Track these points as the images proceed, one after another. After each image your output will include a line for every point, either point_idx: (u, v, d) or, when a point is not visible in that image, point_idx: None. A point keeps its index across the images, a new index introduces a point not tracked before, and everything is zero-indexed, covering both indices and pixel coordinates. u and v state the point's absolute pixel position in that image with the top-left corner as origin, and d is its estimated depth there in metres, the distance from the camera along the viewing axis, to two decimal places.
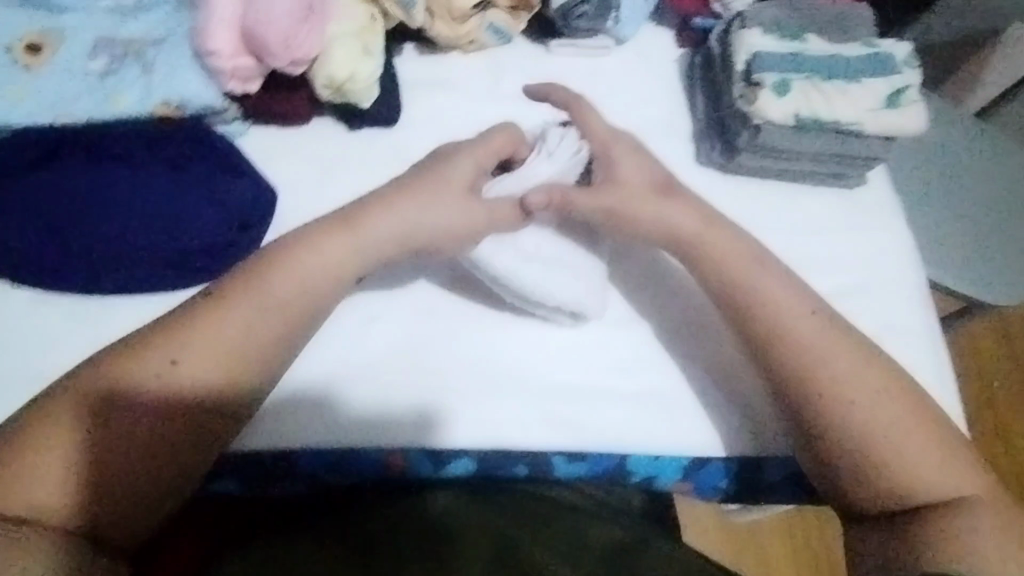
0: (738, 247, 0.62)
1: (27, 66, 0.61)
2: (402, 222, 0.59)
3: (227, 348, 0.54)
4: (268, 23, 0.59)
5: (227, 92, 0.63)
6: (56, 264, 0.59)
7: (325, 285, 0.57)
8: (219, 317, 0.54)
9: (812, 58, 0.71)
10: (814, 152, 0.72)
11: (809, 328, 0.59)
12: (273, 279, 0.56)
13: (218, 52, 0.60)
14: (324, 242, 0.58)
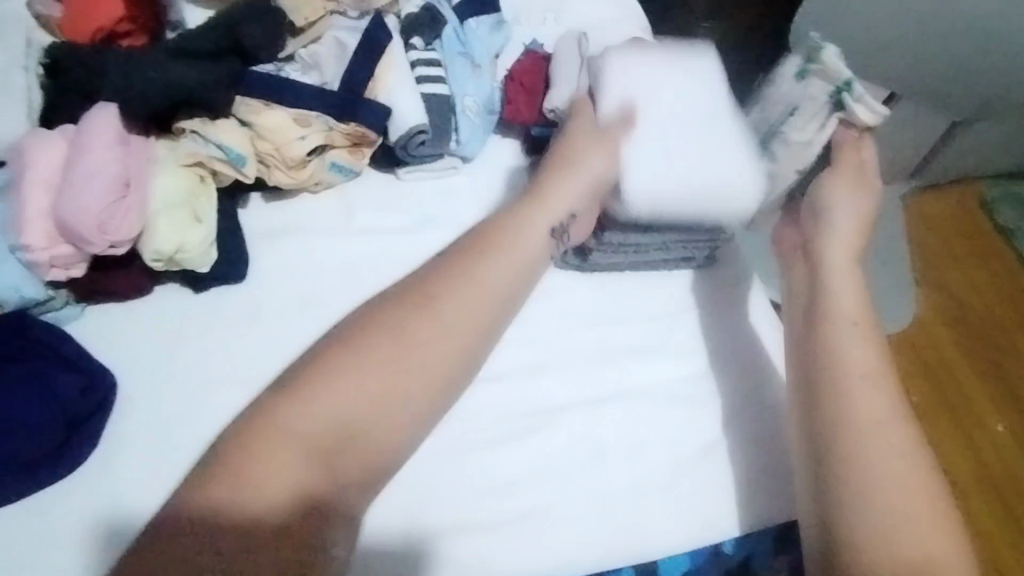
0: (858, 310, 0.63)
1: None
2: (512, 239, 0.64)
3: (356, 381, 0.54)
4: (79, 210, 0.58)
5: (49, 281, 0.61)
6: None
7: (455, 345, 0.58)
8: (355, 372, 0.54)
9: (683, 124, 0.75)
10: (661, 242, 0.75)
11: (872, 401, 0.58)
12: (415, 351, 0.57)
13: (32, 245, 0.58)
14: (420, 312, 0.58)
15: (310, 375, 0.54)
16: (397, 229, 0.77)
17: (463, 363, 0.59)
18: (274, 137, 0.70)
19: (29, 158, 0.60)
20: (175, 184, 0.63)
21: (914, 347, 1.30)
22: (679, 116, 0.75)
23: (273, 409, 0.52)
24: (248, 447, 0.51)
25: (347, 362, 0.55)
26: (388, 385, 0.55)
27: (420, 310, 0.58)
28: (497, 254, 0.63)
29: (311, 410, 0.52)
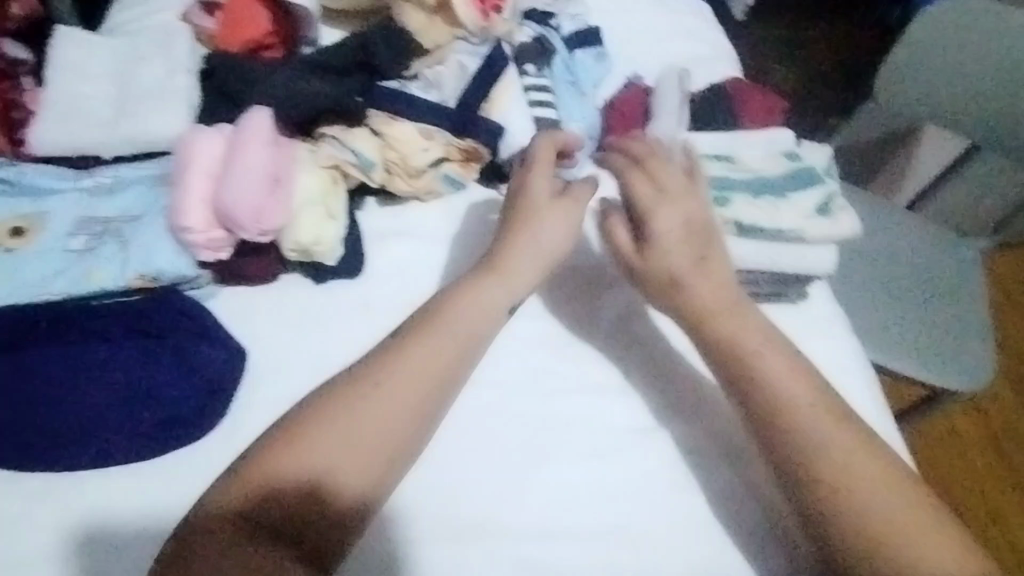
0: (748, 332, 0.61)
1: (8, 248, 0.66)
2: (526, 268, 0.63)
3: (328, 425, 0.53)
4: (237, 203, 0.64)
5: (199, 261, 0.67)
6: (34, 445, 0.60)
7: (421, 381, 0.57)
8: (336, 414, 0.54)
9: (740, 178, 0.75)
10: (756, 279, 0.75)
11: (842, 435, 0.56)
12: (386, 389, 0.55)
13: (191, 227, 0.65)
14: (410, 350, 0.57)
15: (309, 414, 0.54)
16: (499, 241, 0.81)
17: (439, 389, 0.57)
18: (402, 148, 0.76)
19: (193, 153, 0.67)
20: (316, 184, 0.70)
21: (985, 409, 1.29)
22: (753, 174, 0.76)
23: (291, 432, 0.53)
24: (256, 491, 0.50)
25: (319, 419, 0.53)
26: (366, 446, 0.54)
27: (377, 355, 0.57)
28: (490, 295, 0.62)
29: (287, 459, 0.51)
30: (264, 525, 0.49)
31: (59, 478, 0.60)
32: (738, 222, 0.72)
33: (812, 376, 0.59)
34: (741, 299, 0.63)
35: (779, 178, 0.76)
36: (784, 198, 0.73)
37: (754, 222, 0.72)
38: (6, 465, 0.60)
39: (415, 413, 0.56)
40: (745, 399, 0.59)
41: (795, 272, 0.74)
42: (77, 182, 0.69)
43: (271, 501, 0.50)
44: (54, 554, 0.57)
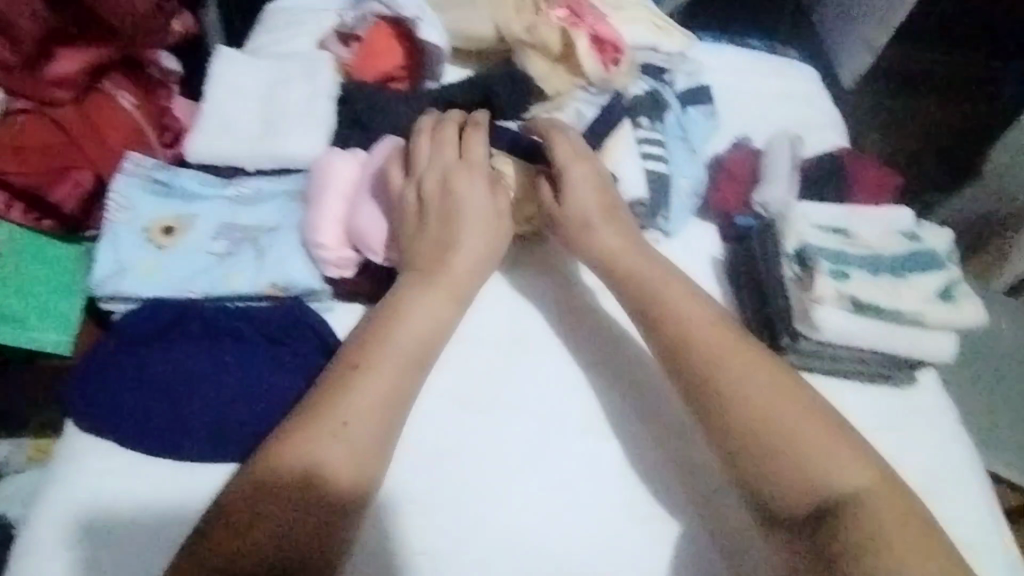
0: (697, 325, 0.63)
1: (159, 245, 0.72)
2: (451, 282, 0.66)
3: (346, 398, 0.58)
4: (369, 228, 0.70)
5: (326, 277, 0.72)
6: (163, 427, 0.64)
7: (400, 369, 0.61)
8: (330, 423, 0.57)
9: (859, 255, 0.75)
10: (865, 356, 0.75)
11: (795, 416, 0.57)
12: (354, 393, 0.59)
13: (325, 245, 0.70)
14: (374, 354, 0.61)
15: (294, 424, 0.57)
16: None
17: (418, 374, 0.63)
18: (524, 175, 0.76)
19: (331, 175, 0.72)
20: None
21: None
22: (871, 251, 0.76)
23: (278, 439, 0.56)
24: (272, 467, 0.55)
25: (328, 391, 0.59)
26: (377, 410, 0.59)
27: (347, 371, 0.60)
28: (449, 296, 0.66)
29: (294, 435, 0.56)
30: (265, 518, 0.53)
31: (178, 461, 0.64)
32: (854, 297, 0.72)
33: (709, 368, 0.60)
34: (703, 335, 0.62)
35: (899, 258, 0.76)
36: (904, 279, 0.74)
37: (872, 301, 0.72)
38: (135, 442, 0.64)
39: (386, 410, 0.59)
40: (692, 391, 0.60)
41: (909, 355, 0.74)
42: (224, 190, 0.76)
43: (290, 472, 0.54)
44: (169, 533, 0.61)
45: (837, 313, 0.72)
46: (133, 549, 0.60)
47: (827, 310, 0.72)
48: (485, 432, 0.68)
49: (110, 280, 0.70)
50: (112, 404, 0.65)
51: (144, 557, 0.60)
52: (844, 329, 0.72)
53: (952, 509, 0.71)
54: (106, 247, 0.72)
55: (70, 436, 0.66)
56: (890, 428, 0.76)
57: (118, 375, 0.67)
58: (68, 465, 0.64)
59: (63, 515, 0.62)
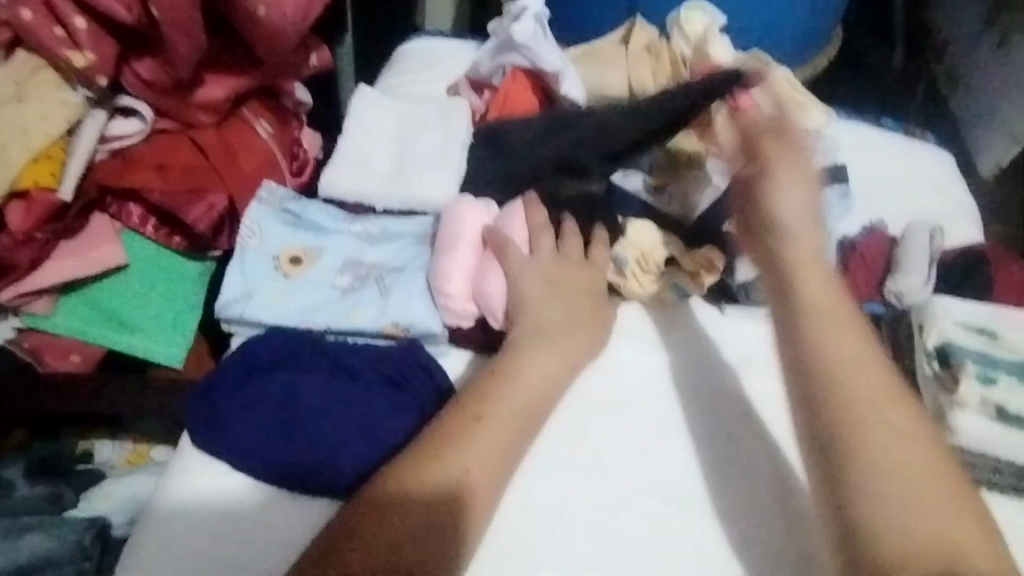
0: (898, 440, 0.55)
1: (286, 274, 0.73)
2: (571, 342, 0.65)
3: (460, 447, 0.56)
4: (499, 286, 0.67)
5: (445, 324, 0.70)
6: (273, 460, 0.62)
7: (518, 429, 0.59)
8: (432, 472, 0.54)
9: (1009, 360, 0.69)
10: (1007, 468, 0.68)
11: (883, 427, 0.56)
12: (467, 445, 0.56)
13: (451, 295, 0.69)
14: (490, 404, 0.59)
15: (399, 469, 0.55)
16: None
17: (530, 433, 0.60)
18: (647, 245, 0.75)
19: (461, 225, 0.71)
20: None
21: None
22: None
23: (384, 482, 0.54)
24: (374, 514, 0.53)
25: (440, 438, 0.56)
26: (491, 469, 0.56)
27: (463, 418, 0.57)
28: (569, 359, 0.64)
29: (397, 482, 0.54)
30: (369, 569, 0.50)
31: (282, 493, 0.63)
32: (999, 407, 0.67)
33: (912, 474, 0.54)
34: (842, 364, 0.59)
35: None
36: None
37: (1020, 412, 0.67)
38: (245, 468, 0.63)
39: (498, 467, 0.57)
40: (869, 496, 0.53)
41: None
42: (352, 226, 0.76)
43: (380, 519, 0.52)
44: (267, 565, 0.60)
45: (980, 422, 0.66)
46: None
47: (969, 416, 0.66)
48: (586, 492, 0.64)
49: (236, 303, 0.71)
50: (225, 425, 0.64)
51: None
52: (985, 439, 0.66)
53: None
54: (234, 270, 0.73)
55: (180, 452, 0.66)
56: None
57: (232, 400, 0.65)
58: (174, 482, 0.64)
59: (170, 532, 0.61)
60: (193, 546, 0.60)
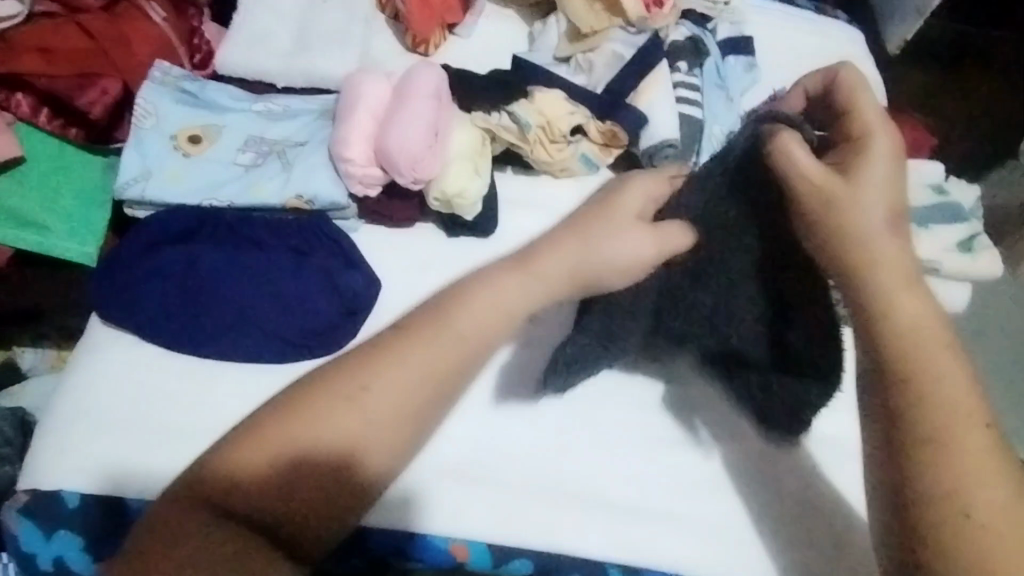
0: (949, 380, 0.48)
1: (186, 154, 0.72)
2: (534, 280, 0.56)
3: (395, 367, 0.50)
4: (401, 149, 0.68)
5: (351, 194, 0.71)
6: (185, 326, 0.66)
7: (432, 375, 0.51)
8: (332, 413, 0.48)
9: None
10: None
11: (988, 438, 0.46)
12: (379, 380, 0.49)
13: (353, 160, 0.69)
14: (421, 326, 0.52)
15: (291, 404, 0.48)
16: None
17: (449, 393, 0.52)
18: (551, 113, 0.77)
19: (358, 95, 0.71)
20: (469, 139, 0.73)
21: None
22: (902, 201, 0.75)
23: (279, 425, 0.47)
24: (276, 435, 0.47)
25: (372, 361, 0.50)
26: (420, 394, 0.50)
27: (382, 347, 0.51)
28: (547, 296, 0.57)
29: (315, 409, 0.48)
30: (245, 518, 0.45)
31: (196, 360, 0.66)
32: None
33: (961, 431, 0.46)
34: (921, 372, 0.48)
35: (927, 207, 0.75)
36: (927, 228, 0.73)
37: None
38: (157, 339, 0.66)
39: (418, 396, 0.50)
40: (905, 436, 0.47)
41: None
42: (253, 104, 0.75)
43: (280, 443, 0.47)
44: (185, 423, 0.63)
45: None
46: (149, 432, 0.63)
47: None
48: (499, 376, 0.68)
49: (135, 184, 0.70)
50: (135, 302, 0.67)
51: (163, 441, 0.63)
52: None
53: None
54: (131, 152, 0.71)
55: (93, 329, 0.68)
56: None
57: (140, 273, 0.68)
58: (92, 358, 0.67)
59: (84, 398, 0.65)
60: (113, 410, 0.64)
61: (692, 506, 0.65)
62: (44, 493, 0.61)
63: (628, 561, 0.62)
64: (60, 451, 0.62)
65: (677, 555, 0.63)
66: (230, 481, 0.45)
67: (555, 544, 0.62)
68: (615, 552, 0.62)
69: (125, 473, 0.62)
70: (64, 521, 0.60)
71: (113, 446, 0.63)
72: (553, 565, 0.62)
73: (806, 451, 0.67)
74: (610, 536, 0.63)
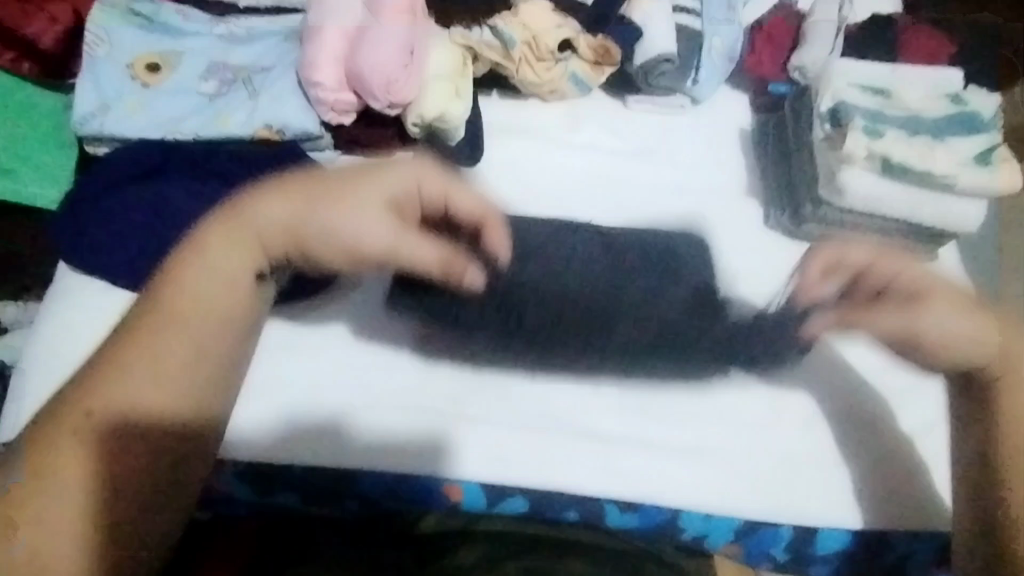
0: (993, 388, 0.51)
1: (144, 83, 0.67)
2: (340, 184, 0.52)
3: (199, 290, 0.48)
4: (373, 70, 0.63)
5: (324, 122, 0.67)
6: (153, 268, 0.62)
7: (240, 261, 0.49)
8: (127, 330, 0.47)
9: (895, 115, 0.69)
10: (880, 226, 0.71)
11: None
12: (164, 286, 0.48)
13: (323, 84, 0.65)
14: (184, 257, 0.49)
15: (127, 321, 0.48)
16: (616, 153, 0.76)
17: (254, 261, 0.50)
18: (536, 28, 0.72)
19: (326, 14, 0.66)
20: (447, 58, 0.68)
21: None
22: (916, 116, 0.69)
23: (123, 344, 0.46)
24: (90, 391, 0.45)
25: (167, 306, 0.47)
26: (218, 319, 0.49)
27: (162, 288, 0.48)
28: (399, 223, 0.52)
29: (136, 366, 0.45)
30: (115, 476, 0.44)
31: None
32: (882, 169, 0.67)
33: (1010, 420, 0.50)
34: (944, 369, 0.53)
35: (943, 118, 0.70)
36: (941, 140, 0.68)
37: (904, 166, 0.66)
38: (125, 283, 0.63)
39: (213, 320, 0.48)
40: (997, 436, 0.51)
41: (931, 227, 0.69)
42: (214, 28, 0.70)
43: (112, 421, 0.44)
44: None
45: (864, 184, 0.67)
46: None
47: (852, 176, 0.67)
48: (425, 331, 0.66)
49: (92, 118, 0.65)
50: (100, 243, 0.63)
51: None
52: (864, 201, 0.68)
53: None
54: (85, 83, 0.66)
55: (59, 275, 0.65)
56: None
57: (101, 215, 0.64)
58: (59, 304, 0.63)
59: (56, 347, 0.62)
60: (85, 359, 0.61)
61: (682, 438, 0.64)
62: None
63: (624, 497, 0.61)
64: (33, 403, 0.60)
65: (672, 491, 0.62)
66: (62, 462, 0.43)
67: (551, 483, 0.62)
68: (612, 491, 0.62)
69: None
70: None
71: None
72: (549, 502, 0.61)
73: (802, 381, 0.66)
74: (602, 472, 0.62)
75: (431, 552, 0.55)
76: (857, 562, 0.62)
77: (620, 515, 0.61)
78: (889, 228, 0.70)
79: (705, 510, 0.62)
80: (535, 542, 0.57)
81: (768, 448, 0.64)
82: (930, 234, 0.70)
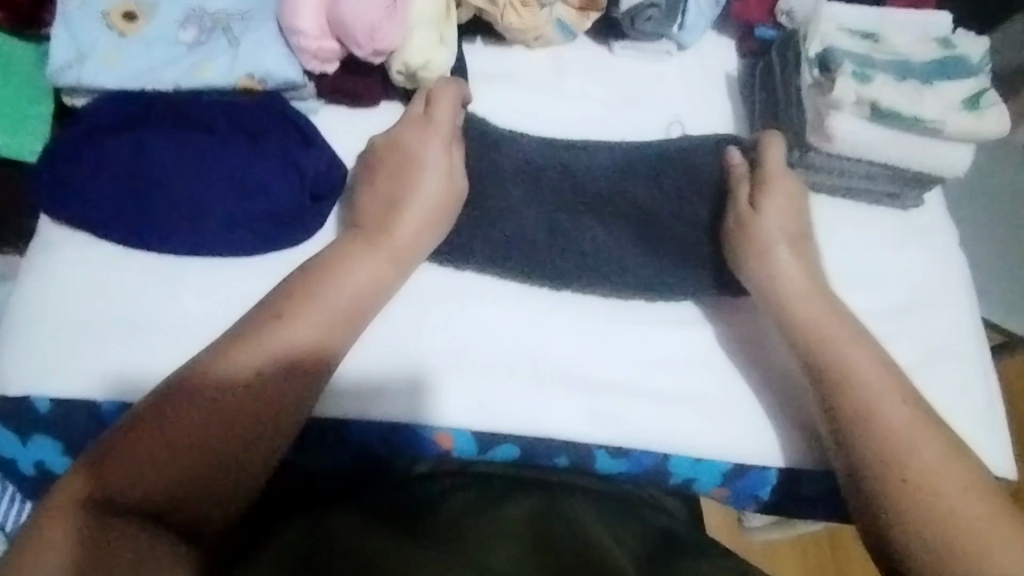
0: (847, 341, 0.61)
1: (121, 33, 0.65)
2: (430, 193, 0.64)
3: (337, 282, 0.60)
4: (355, 15, 0.62)
5: (306, 70, 0.66)
6: (140, 221, 0.63)
7: (378, 269, 0.61)
8: (291, 317, 0.57)
9: (883, 60, 0.69)
10: (866, 171, 0.71)
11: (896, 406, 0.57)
12: (330, 284, 0.59)
13: (304, 32, 0.63)
14: (334, 257, 0.61)
15: (283, 301, 0.58)
16: (601, 101, 0.76)
17: (400, 268, 0.62)
18: None
19: None
20: (430, 4, 0.66)
21: None
22: (903, 62, 0.69)
23: (282, 323, 0.56)
24: (244, 348, 0.55)
25: (313, 284, 0.59)
26: (342, 309, 0.59)
27: (315, 268, 0.60)
28: (441, 217, 0.64)
29: (275, 343, 0.56)
30: (214, 445, 0.52)
31: (158, 255, 0.64)
32: (868, 117, 0.66)
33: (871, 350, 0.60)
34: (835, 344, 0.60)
35: (930, 63, 0.69)
36: (929, 85, 0.67)
37: (893, 112, 0.66)
38: (112, 236, 0.63)
39: (339, 317, 0.59)
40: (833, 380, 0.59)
41: (918, 170, 0.70)
42: None
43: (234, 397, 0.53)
44: (154, 322, 0.62)
45: (853, 130, 0.67)
46: (117, 331, 0.61)
47: (842, 123, 0.67)
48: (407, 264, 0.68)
49: (69, 68, 0.64)
50: (86, 199, 0.63)
51: (131, 339, 0.61)
52: (851, 148, 0.68)
53: (938, 331, 0.71)
54: (60, 31, 0.64)
55: (43, 231, 0.64)
56: (881, 256, 0.73)
57: (82, 168, 0.63)
58: (45, 259, 0.63)
59: (42, 302, 0.62)
60: (75, 314, 0.62)
61: (670, 385, 0.65)
62: (13, 399, 0.59)
63: (614, 444, 0.63)
64: (22, 357, 0.60)
65: (662, 434, 0.63)
66: (167, 431, 0.51)
67: (543, 431, 0.63)
68: (602, 437, 0.63)
69: (96, 373, 0.60)
70: (42, 427, 0.60)
71: (77, 350, 0.61)
72: (539, 450, 0.63)
73: None
74: (591, 420, 0.63)
75: (422, 487, 0.58)
76: (837, 500, 0.65)
77: (609, 460, 0.64)
78: (871, 169, 0.71)
79: (694, 455, 0.63)
80: (524, 482, 0.60)
81: (756, 391, 0.65)
82: (914, 176, 0.71)
